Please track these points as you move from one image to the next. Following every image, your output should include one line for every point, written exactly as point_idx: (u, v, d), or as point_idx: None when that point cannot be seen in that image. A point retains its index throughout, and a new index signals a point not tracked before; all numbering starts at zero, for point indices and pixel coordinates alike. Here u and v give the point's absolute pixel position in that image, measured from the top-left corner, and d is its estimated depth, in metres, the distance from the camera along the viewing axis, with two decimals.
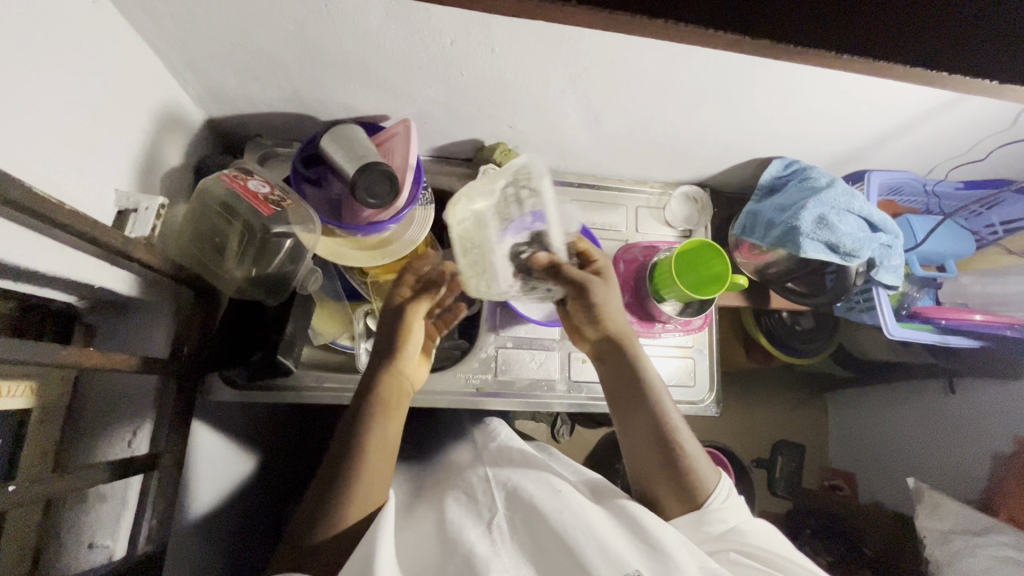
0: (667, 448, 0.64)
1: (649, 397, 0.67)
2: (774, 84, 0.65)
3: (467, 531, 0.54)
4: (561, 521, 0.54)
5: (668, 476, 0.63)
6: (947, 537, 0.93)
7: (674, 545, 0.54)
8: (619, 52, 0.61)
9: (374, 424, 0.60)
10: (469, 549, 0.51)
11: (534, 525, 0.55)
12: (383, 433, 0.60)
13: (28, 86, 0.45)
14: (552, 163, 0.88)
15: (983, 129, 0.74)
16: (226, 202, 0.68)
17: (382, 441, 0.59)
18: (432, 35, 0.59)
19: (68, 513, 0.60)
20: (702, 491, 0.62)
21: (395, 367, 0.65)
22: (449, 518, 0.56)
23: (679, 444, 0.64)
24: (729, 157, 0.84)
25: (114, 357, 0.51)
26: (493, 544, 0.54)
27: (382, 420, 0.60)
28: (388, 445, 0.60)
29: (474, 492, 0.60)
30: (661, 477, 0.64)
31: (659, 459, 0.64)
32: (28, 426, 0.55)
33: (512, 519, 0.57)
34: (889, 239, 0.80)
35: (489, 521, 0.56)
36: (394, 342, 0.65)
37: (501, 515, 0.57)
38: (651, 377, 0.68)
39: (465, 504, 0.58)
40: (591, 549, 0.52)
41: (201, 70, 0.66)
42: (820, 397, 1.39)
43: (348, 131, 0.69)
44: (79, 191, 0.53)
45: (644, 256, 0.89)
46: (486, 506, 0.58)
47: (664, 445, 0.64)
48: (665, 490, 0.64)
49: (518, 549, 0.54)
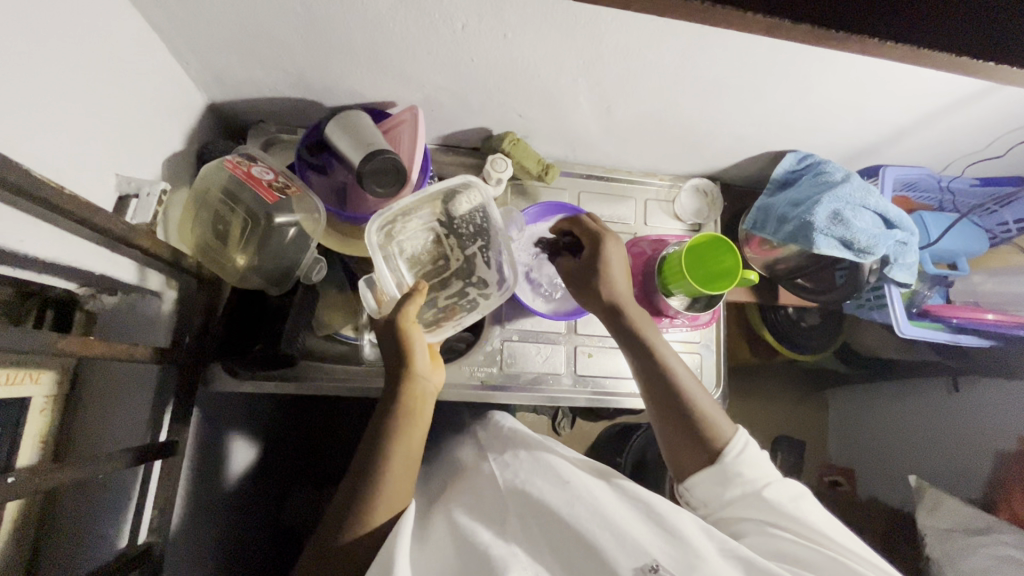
0: (679, 407, 0.65)
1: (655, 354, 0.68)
2: (793, 74, 0.63)
3: (481, 534, 0.54)
4: (573, 514, 0.54)
5: (684, 436, 0.64)
6: (949, 535, 0.92)
7: (690, 531, 0.54)
8: (634, 38, 0.59)
9: (398, 433, 0.58)
10: (484, 550, 0.51)
11: (546, 524, 0.54)
12: (409, 443, 0.59)
13: (28, 65, 0.43)
14: (560, 153, 0.87)
15: (1004, 123, 0.72)
16: (229, 188, 0.66)
17: (406, 454, 0.58)
18: (443, 19, 0.58)
19: (64, 508, 0.58)
20: (716, 441, 0.63)
21: (411, 372, 0.61)
22: (461, 521, 0.56)
23: (689, 398, 0.65)
24: (742, 150, 0.82)
25: (115, 345, 0.50)
26: (507, 543, 0.53)
27: (405, 410, 0.59)
28: (412, 454, 0.59)
29: (484, 494, 0.60)
30: (677, 436, 0.65)
31: (671, 418, 0.65)
32: (29, 416, 0.53)
33: (522, 515, 0.56)
34: (905, 236, 0.78)
35: (503, 523, 0.56)
36: (404, 352, 0.61)
37: (514, 516, 0.57)
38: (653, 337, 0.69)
39: (477, 508, 0.58)
40: (608, 541, 0.51)
41: (205, 52, 0.64)
42: (822, 393, 1.38)
43: (355, 117, 0.68)
44: (80, 177, 0.51)
45: (653, 250, 0.88)
46: (499, 507, 0.58)
47: (677, 404, 0.65)
48: (684, 451, 0.64)
49: (533, 547, 0.54)
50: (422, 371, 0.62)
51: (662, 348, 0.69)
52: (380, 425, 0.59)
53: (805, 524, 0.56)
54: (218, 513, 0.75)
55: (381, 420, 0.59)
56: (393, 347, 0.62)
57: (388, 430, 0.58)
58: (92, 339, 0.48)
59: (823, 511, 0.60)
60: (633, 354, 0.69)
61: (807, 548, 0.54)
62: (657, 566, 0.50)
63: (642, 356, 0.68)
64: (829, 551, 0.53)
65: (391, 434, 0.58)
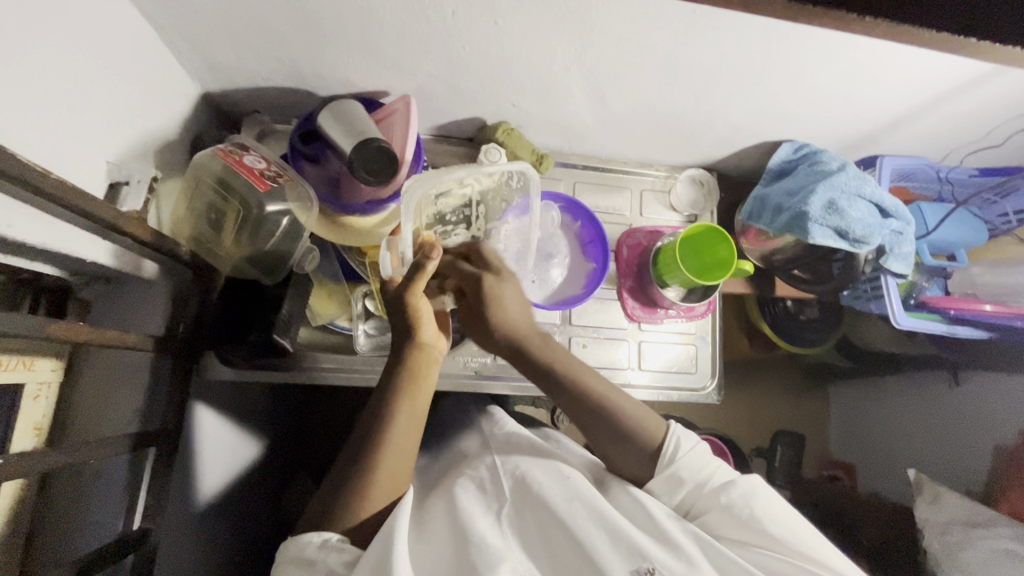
0: (611, 428, 0.63)
1: (569, 382, 0.64)
2: (786, 61, 0.62)
3: (478, 522, 0.54)
4: (569, 512, 0.54)
5: (621, 449, 0.63)
6: (947, 527, 0.92)
7: (676, 530, 0.54)
8: (626, 25, 0.59)
9: (403, 403, 0.59)
10: (480, 537, 0.52)
11: (544, 520, 0.55)
12: (413, 407, 0.59)
13: (17, 47, 0.43)
14: (555, 144, 0.86)
15: (1002, 111, 0.71)
16: (221, 177, 0.66)
17: (411, 415, 0.59)
18: (432, 5, 0.57)
19: (59, 491, 0.59)
20: (653, 444, 0.62)
21: (418, 341, 0.63)
22: (461, 507, 0.56)
23: (618, 413, 0.63)
24: (737, 139, 0.82)
25: (108, 332, 0.50)
26: (504, 538, 0.54)
27: (399, 391, 0.59)
28: (417, 420, 0.59)
29: (483, 481, 0.60)
30: (616, 451, 0.63)
31: (608, 437, 0.63)
32: (21, 404, 0.54)
33: (519, 509, 0.57)
34: (901, 226, 0.78)
35: (499, 512, 0.56)
36: (409, 322, 0.62)
37: (510, 506, 0.57)
38: (564, 360, 0.66)
39: (475, 495, 0.58)
40: (603, 543, 0.52)
41: (196, 41, 0.64)
42: (822, 387, 1.38)
43: (347, 106, 0.68)
44: (70, 164, 0.51)
45: (648, 241, 0.87)
46: (496, 496, 0.58)
47: (607, 425, 0.63)
48: (629, 463, 0.63)
49: (527, 541, 0.54)
50: (431, 340, 0.64)
51: (580, 369, 0.65)
52: (379, 409, 0.58)
53: (771, 535, 0.55)
54: (215, 502, 0.75)
55: (378, 403, 0.59)
56: (399, 317, 0.63)
57: (388, 411, 0.58)
58: (84, 325, 0.47)
59: (781, 501, 0.59)
60: (554, 386, 0.65)
61: (779, 559, 0.54)
62: (651, 570, 0.50)
63: (562, 388, 0.65)
64: (796, 557, 0.54)
65: (383, 417, 0.58)
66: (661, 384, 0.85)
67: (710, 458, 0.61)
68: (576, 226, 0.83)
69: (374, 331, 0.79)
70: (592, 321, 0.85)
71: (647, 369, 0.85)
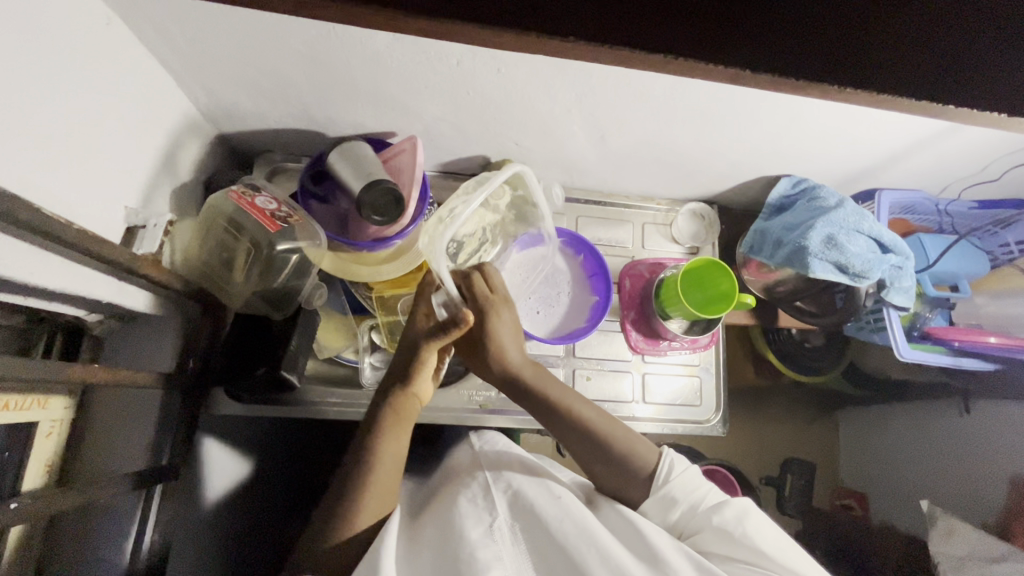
0: (605, 454, 0.64)
1: (565, 415, 0.66)
2: (778, 105, 0.65)
3: (469, 532, 0.53)
4: (561, 530, 0.54)
5: (618, 478, 0.64)
6: (962, 564, 0.89)
7: (668, 549, 0.54)
8: (622, 73, 0.61)
9: (383, 440, 0.58)
10: (470, 552, 0.50)
11: (534, 534, 0.54)
12: (393, 447, 0.59)
13: (40, 108, 0.45)
14: (558, 179, 0.88)
15: (1000, 147, 0.73)
16: (232, 218, 0.68)
17: (393, 455, 0.58)
18: (438, 55, 0.60)
19: (68, 532, 0.61)
20: (648, 467, 0.63)
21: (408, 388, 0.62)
22: (453, 520, 0.55)
23: (610, 440, 0.64)
24: (737, 175, 0.84)
25: (119, 371, 0.51)
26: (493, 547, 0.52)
27: (389, 438, 0.59)
28: (398, 462, 0.59)
29: (474, 495, 0.60)
30: (611, 477, 0.64)
31: (600, 464, 0.65)
32: (35, 441, 0.56)
33: (512, 523, 0.56)
34: (900, 260, 0.79)
35: (490, 523, 0.55)
36: (410, 372, 0.62)
37: (503, 518, 0.56)
38: (559, 394, 0.67)
39: (467, 506, 0.58)
40: (593, 557, 0.51)
41: (213, 88, 0.67)
42: (831, 415, 1.36)
43: (357, 147, 0.70)
44: (90, 212, 0.53)
45: (650, 273, 0.89)
46: (487, 508, 0.57)
47: (600, 454, 0.64)
48: (621, 485, 0.64)
49: (519, 553, 0.53)
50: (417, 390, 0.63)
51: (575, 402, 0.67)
52: (362, 436, 0.58)
53: (762, 552, 0.54)
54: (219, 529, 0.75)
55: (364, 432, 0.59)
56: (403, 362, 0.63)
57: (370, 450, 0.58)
58: (95, 366, 0.48)
59: (774, 526, 0.58)
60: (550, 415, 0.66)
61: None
62: None
63: (558, 420, 0.66)
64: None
65: (367, 442, 0.58)
66: (665, 417, 0.85)
67: (701, 480, 0.63)
68: (578, 259, 0.84)
69: (380, 364, 0.79)
70: (596, 353, 0.85)
71: (652, 401, 0.85)
